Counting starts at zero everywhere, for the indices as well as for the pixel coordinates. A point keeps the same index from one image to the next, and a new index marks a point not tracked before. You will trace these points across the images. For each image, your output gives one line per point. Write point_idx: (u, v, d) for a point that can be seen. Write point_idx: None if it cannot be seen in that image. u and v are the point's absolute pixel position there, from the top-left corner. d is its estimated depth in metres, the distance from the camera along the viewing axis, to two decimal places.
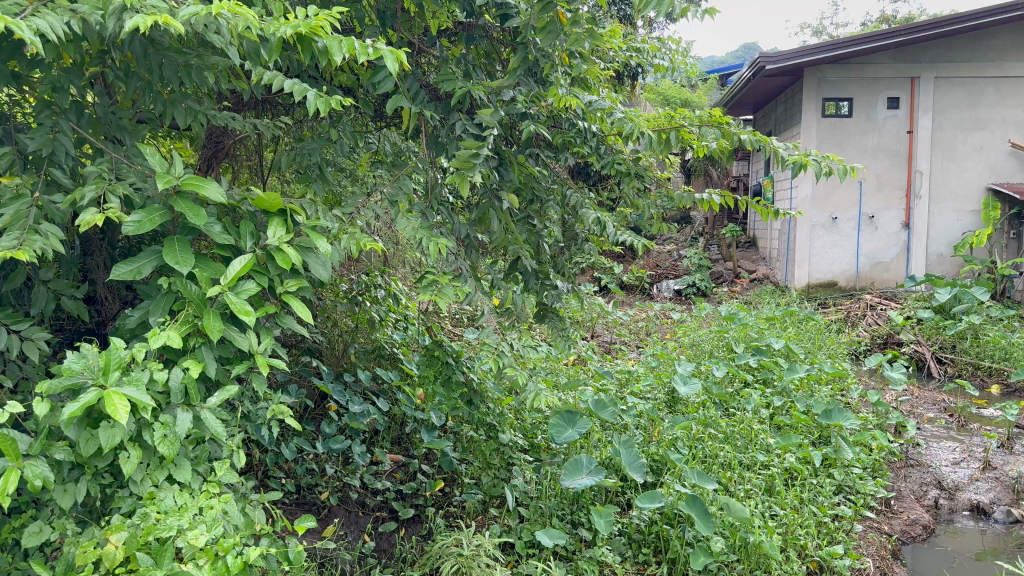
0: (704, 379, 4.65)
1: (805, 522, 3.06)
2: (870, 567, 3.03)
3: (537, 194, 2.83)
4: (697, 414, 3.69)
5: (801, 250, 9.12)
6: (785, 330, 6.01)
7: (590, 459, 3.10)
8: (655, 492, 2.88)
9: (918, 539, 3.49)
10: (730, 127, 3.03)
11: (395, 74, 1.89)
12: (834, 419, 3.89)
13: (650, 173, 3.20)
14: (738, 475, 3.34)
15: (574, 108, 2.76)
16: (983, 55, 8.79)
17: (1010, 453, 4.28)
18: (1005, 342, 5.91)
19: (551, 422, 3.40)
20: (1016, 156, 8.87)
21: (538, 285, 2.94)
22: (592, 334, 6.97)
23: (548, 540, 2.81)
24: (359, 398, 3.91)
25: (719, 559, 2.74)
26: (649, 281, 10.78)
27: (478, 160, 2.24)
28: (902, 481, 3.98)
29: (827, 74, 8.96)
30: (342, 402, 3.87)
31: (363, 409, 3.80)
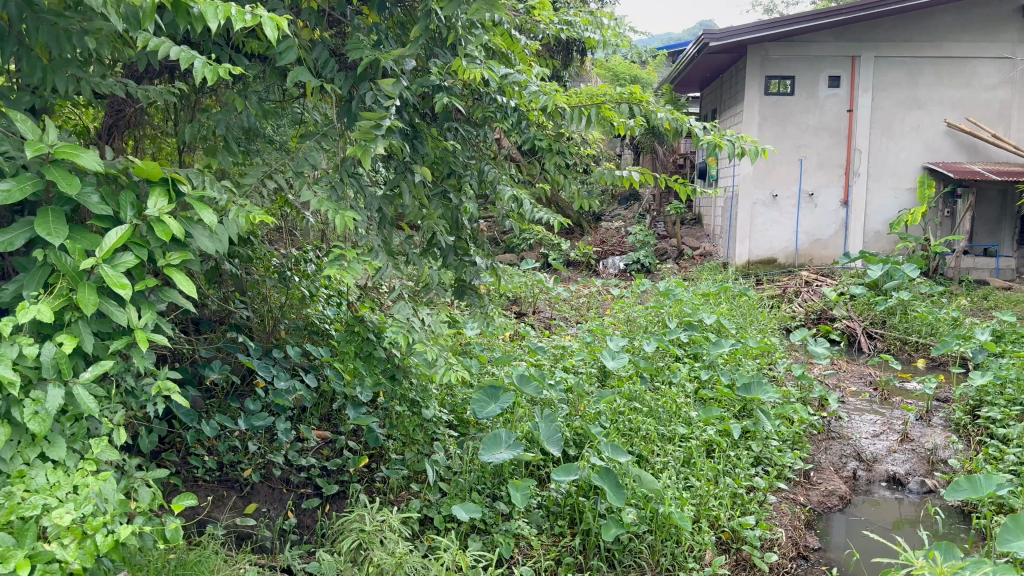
0: (635, 354, 4.72)
1: (718, 494, 3.13)
2: (782, 538, 3.11)
3: (453, 169, 2.81)
4: (623, 389, 3.74)
5: (742, 227, 9.25)
6: (718, 305, 6.12)
7: (510, 433, 3.09)
8: (570, 465, 2.89)
9: (833, 510, 3.59)
10: (650, 105, 3.04)
11: (278, 42, 1.83)
12: (753, 392, 3.98)
13: (571, 149, 3.21)
14: (658, 447, 3.42)
15: (489, 81, 2.72)
16: (923, 35, 8.92)
17: (928, 426, 4.39)
18: (931, 317, 6.07)
19: (474, 397, 3.39)
20: (951, 135, 9.07)
21: (457, 261, 2.92)
22: (533, 311, 7.03)
23: (464, 514, 2.82)
24: (285, 374, 3.86)
25: (631, 530, 2.79)
26: (596, 257, 10.86)
27: (380, 132, 2.24)
28: (822, 452, 4.08)
29: (770, 52, 9.05)
30: (268, 378, 3.82)
31: (288, 384, 3.76)
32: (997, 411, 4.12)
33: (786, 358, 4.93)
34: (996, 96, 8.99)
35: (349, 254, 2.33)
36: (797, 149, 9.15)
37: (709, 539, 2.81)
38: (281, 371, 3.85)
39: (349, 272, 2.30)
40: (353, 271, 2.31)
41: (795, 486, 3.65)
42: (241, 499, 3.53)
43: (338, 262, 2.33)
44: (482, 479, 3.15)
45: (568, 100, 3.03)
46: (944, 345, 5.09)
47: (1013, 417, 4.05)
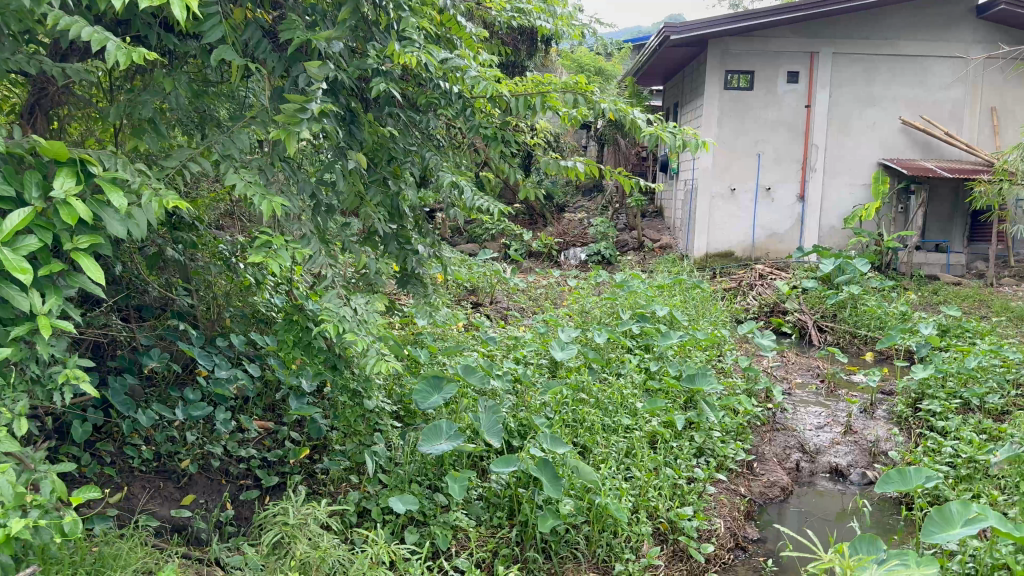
0: (585, 345, 4.72)
1: (657, 485, 3.13)
2: (720, 528, 3.13)
3: (393, 154, 2.74)
4: (570, 380, 3.74)
5: (700, 220, 9.35)
6: (672, 297, 6.16)
7: (450, 424, 3.04)
8: (510, 456, 2.86)
9: (774, 501, 3.63)
10: (593, 95, 3.04)
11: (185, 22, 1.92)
12: (697, 383, 3.97)
13: (518, 138, 3.19)
14: (602, 438, 3.43)
15: (428, 65, 2.63)
16: (879, 32, 9.02)
17: (871, 418, 4.45)
18: (880, 311, 6.17)
19: (416, 387, 3.32)
20: (906, 132, 9.20)
21: (398, 249, 2.89)
22: (490, 302, 7.02)
23: (401, 506, 2.78)
24: (226, 363, 3.78)
25: (567, 522, 2.78)
26: (557, 248, 10.87)
27: (306, 114, 2.18)
28: (766, 444, 4.11)
29: (730, 46, 9.11)
30: (209, 367, 3.74)
31: (230, 373, 3.66)
32: (937, 404, 4.19)
33: (735, 350, 4.98)
34: (950, 94, 9.13)
35: (276, 240, 2.24)
36: (756, 144, 9.25)
37: (646, 530, 2.81)
38: (223, 360, 3.77)
39: (275, 259, 2.22)
40: (281, 257, 2.23)
41: (738, 477, 3.67)
42: (177, 490, 3.45)
43: (265, 248, 2.26)
44: (422, 470, 3.11)
45: (511, 87, 3.05)
46: (889, 338, 5.17)
47: (951, 410, 4.12)
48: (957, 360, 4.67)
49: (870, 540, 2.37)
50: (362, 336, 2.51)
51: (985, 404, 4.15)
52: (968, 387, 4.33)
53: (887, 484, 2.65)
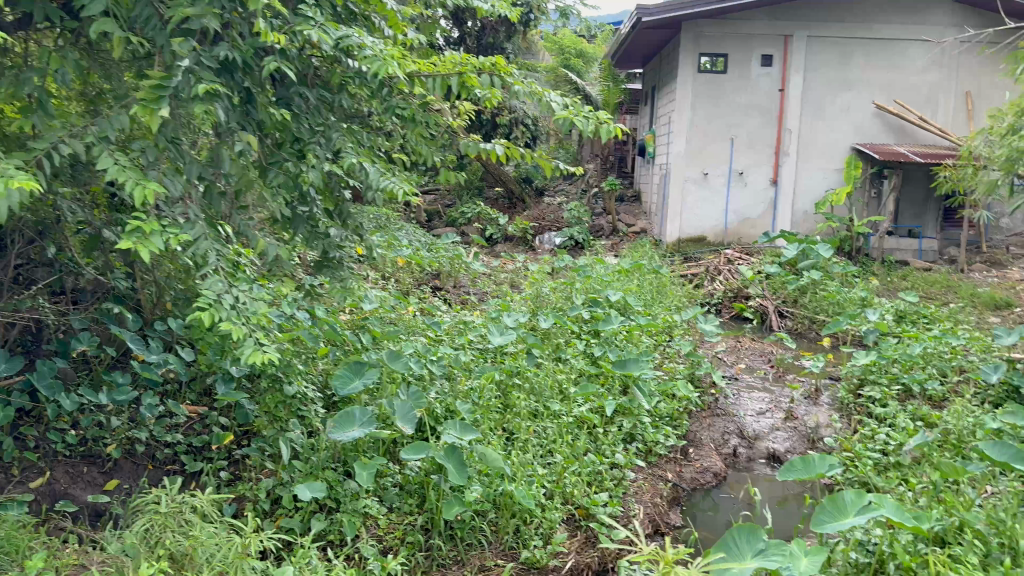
0: (531, 331, 4.69)
1: (572, 471, 3.09)
2: (638, 513, 3.09)
3: (297, 135, 2.67)
4: (502, 365, 3.71)
5: (672, 204, 9.33)
6: (628, 283, 6.14)
7: (364, 410, 2.97)
8: (420, 443, 2.78)
9: (705, 488, 3.60)
10: (509, 76, 3.01)
11: None
12: (628, 368, 3.93)
13: (437, 119, 3.13)
14: (528, 423, 3.39)
15: (326, 43, 2.55)
16: (855, 15, 8.92)
17: (814, 404, 4.41)
18: (838, 296, 6.14)
19: (337, 372, 3.23)
20: (881, 116, 9.12)
21: (307, 232, 2.84)
22: (453, 286, 7.03)
23: (307, 493, 2.74)
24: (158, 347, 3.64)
25: (473, 508, 2.75)
26: (532, 233, 10.82)
27: (163, 92, 2.20)
28: (705, 430, 4.10)
29: (704, 29, 9.02)
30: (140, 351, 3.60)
31: (160, 358, 3.54)
32: (878, 391, 4.13)
33: (682, 335, 4.97)
34: (924, 78, 9.04)
35: (149, 226, 2.20)
36: (729, 128, 9.21)
37: (555, 517, 2.79)
38: (156, 343, 3.63)
39: (147, 245, 2.18)
40: (153, 244, 2.19)
41: (668, 463, 3.64)
42: (100, 476, 3.38)
43: (138, 233, 2.21)
44: (337, 456, 3.07)
45: (428, 67, 3.01)
46: (836, 323, 5.13)
47: (891, 396, 4.07)
48: (902, 346, 4.62)
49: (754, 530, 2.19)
50: (253, 322, 2.46)
51: (926, 391, 4.09)
52: (911, 372, 4.28)
53: (790, 473, 2.58)
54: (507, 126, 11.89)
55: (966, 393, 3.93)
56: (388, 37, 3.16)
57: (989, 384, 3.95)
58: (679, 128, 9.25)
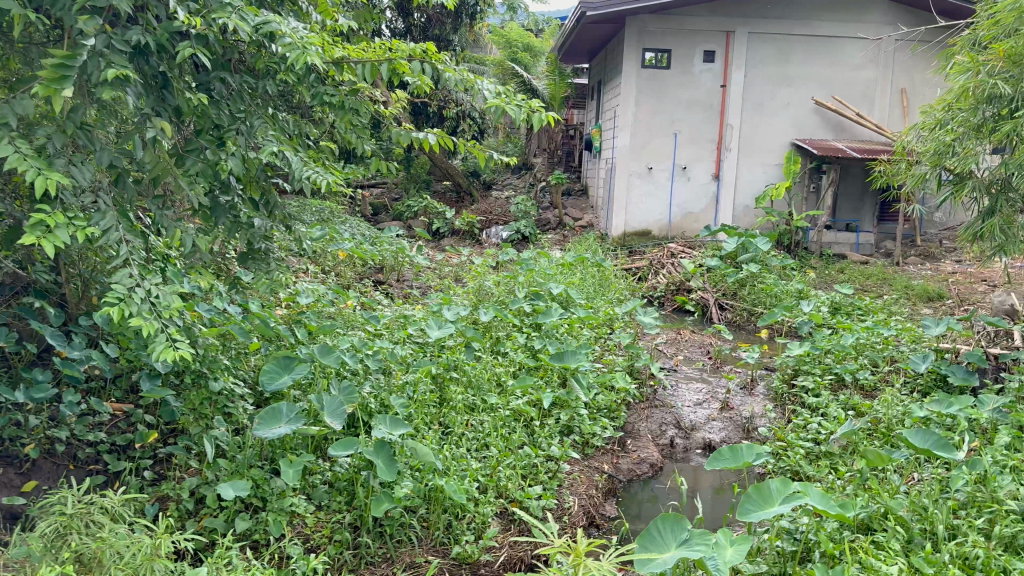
0: (471, 324, 4.66)
1: (506, 464, 3.04)
2: (572, 506, 3.07)
3: (217, 122, 2.59)
4: (437, 358, 3.66)
5: (617, 199, 9.42)
6: (571, 276, 6.15)
7: (291, 406, 2.89)
8: (348, 439, 2.71)
9: (642, 479, 3.60)
10: (440, 64, 2.96)
11: None
12: (566, 361, 3.89)
13: (367, 107, 3.07)
14: (465, 417, 3.35)
15: (245, 28, 2.47)
16: (794, 12, 9.07)
17: (750, 395, 4.47)
18: (775, 289, 6.25)
19: (265, 367, 3.15)
20: (820, 112, 9.31)
21: (230, 224, 2.77)
22: (396, 280, 6.96)
23: (230, 492, 2.65)
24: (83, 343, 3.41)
25: (402, 505, 2.68)
26: (479, 227, 10.81)
27: (67, 73, 2.10)
28: (642, 421, 4.13)
29: (648, 24, 9.08)
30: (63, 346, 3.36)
31: (82, 355, 3.30)
32: (811, 381, 4.20)
33: (621, 327, 4.99)
34: (861, 75, 9.24)
35: (53, 219, 2.12)
36: (672, 123, 9.31)
37: (487, 512, 2.73)
38: (79, 337, 3.40)
39: (50, 239, 2.10)
40: (57, 237, 2.11)
41: (604, 455, 3.64)
42: (18, 476, 3.25)
43: (41, 226, 2.13)
44: (264, 453, 3.00)
45: (356, 54, 2.93)
46: (770, 315, 5.21)
47: (823, 386, 4.13)
48: (835, 336, 4.70)
49: (679, 522, 2.11)
50: (167, 316, 2.38)
51: (857, 380, 4.16)
52: (843, 362, 4.36)
53: (718, 462, 2.58)
54: (454, 119, 11.83)
55: (895, 382, 4.01)
56: (316, 23, 3.08)
57: (918, 373, 4.00)
58: (624, 123, 9.32)
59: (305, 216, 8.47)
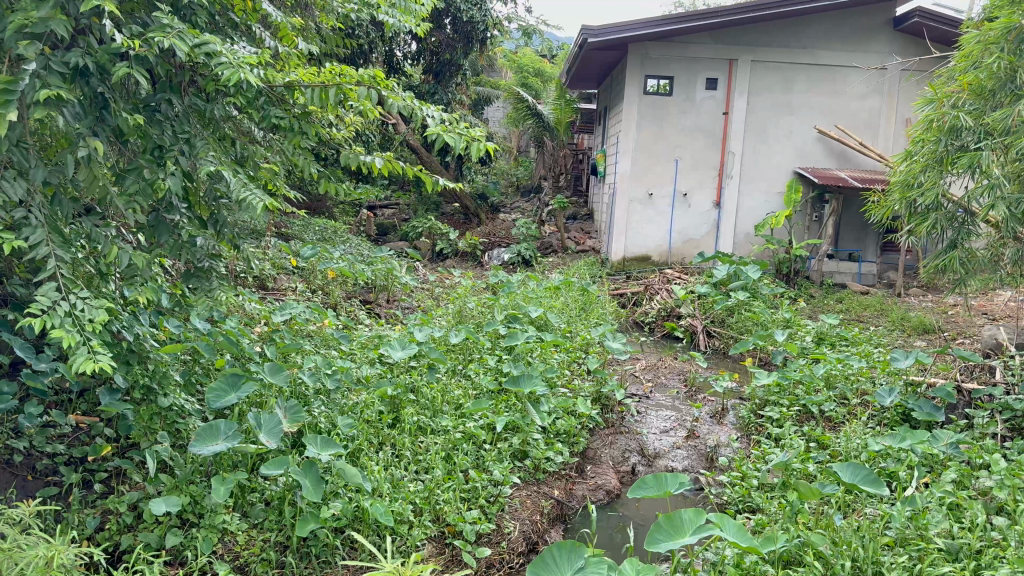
0: (441, 345, 4.67)
1: (445, 487, 3.03)
2: (512, 531, 3.04)
3: (158, 143, 2.68)
4: (393, 381, 3.68)
5: (618, 223, 9.46)
6: (556, 299, 6.17)
7: (229, 424, 2.91)
8: (279, 458, 2.71)
9: (595, 505, 3.56)
10: (385, 87, 2.99)
11: None
12: (522, 385, 3.90)
13: (317, 130, 3.11)
14: (413, 439, 3.35)
15: (185, 52, 2.53)
16: (798, 41, 9.06)
17: (717, 424, 4.42)
18: (761, 317, 6.20)
19: (213, 384, 3.16)
20: (823, 141, 9.28)
21: (173, 243, 2.82)
22: (386, 300, 7.04)
23: (161, 507, 2.67)
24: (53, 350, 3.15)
25: (329, 526, 2.65)
26: (482, 248, 10.87)
27: (8, 94, 2.13)
28: (605, 447, 4.11)
29: (650, 51, 9.13)
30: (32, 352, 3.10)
31: (51, 366, 3.05)
32: (776, 411, 4.14)
33: (593, 352, 4.98)
34: (866, 104, 9.19)
35: None
36: (674, 149, 9.35)
37: (418, 535, 2.70)
38: (49, 346, 3.14)
39: None
40: None
41: (557, 480, 3.61)
42: None
43: None
44: (202, 471, 3.03)
45: (308, 78, 2.98)
46: (744, 343, 5.17)
47: (788, 417, 4.08)
48: (808, 366, 4.64)
49: (574, 546, 2.09)
50: (92, 329, 2.41)
51: (823, 412, 4.10)
52: (811, 392, 4.31)
53: (640, 490, 2.55)
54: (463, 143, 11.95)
55: (860, 415, 3.94)
56: (271, 47, 3.15)
57: (884, 406, 3.92)
58: (625, 148, 9.37)
59: (306, 235, 8.59)
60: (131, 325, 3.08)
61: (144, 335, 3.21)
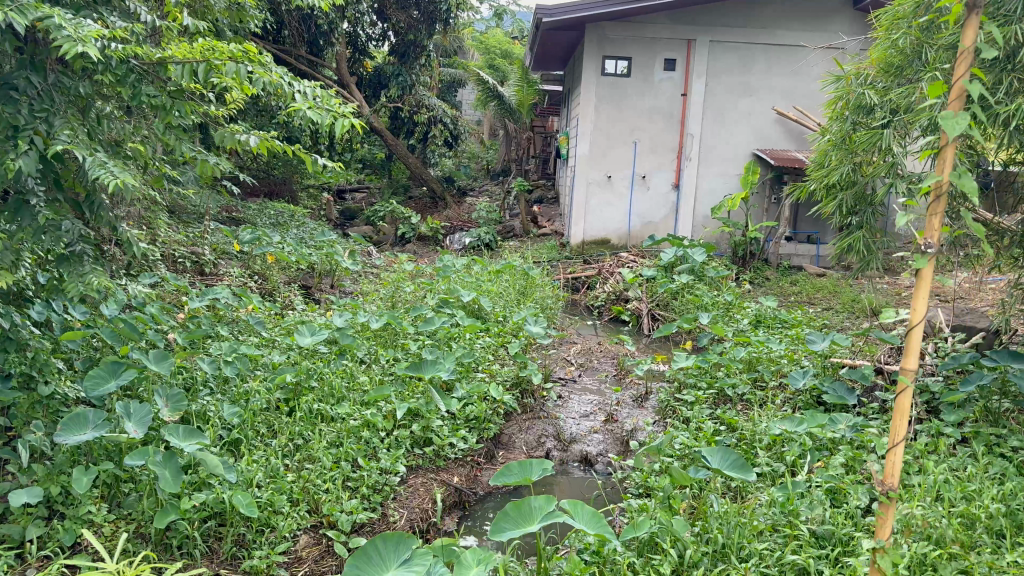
0: (360, 330, 4.59)
1: (328, 476, 2.95)
2: (398, 520, 2.95)
3: (12, 121, 2.52)
4: (293, 368, 3.60)
5: (577, 207, 9.40)
6: (496, 283, 6.10)
7: (98, 412, 2.82)
8: (141, 449, 2.61)
9: (499, 491, 3.48)
10: (258, 63, 2.88)
11: None
12: (425, 370, 3.80)
13: (193, 109, 2.99)
14: (302, 426, 3.26)
15: (28, 26, 2.40)
16: (756, 21, 8.94)
17: (638, 407, 4.37)
18: (703, 300, 6.15)
19: (91, 372, 3.06)
20: (781, 122, 9.21)
21: (37, 227, 2.71)
22: (330, 285, 6.96)
23: (22, 498, 2.51)
24: None
25: (191, 517, 2.58)
26: (444, 232, 10.78)
27: None
28: (521, 433, 4.03)
29: (607, 32, 8.99)
30: None
31: None
32: (692, 394, 4.09)
33: (520, 338, 4.91)
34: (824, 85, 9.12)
35: None
36: (632, 132, 9.27)
37: (285, 526, 2.63)
38: None
39: None
40: None
41: (460, 467, 3.52)
42: None
43: None
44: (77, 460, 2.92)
45: (181, 54, 2.87)
46: (671, 326, 5.11)
47: (703, 401, 4.02)
48: (733, 349, 4.58)
49: (403, 540, 2.03)
50: None
51: (740, 395, 4.05)
52: (731, 376, 4.25)
53: (504, 477, 2.48)
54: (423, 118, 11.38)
55: (774, 399, 3.89)
56: (148, 23, 3.02)
57: (798, 389, 3.87)
58: (584, 131, 9.29)
59: (258, 220, 8.48)
60: (7, 312, 2.97)
61: (25, 323, 3.09)
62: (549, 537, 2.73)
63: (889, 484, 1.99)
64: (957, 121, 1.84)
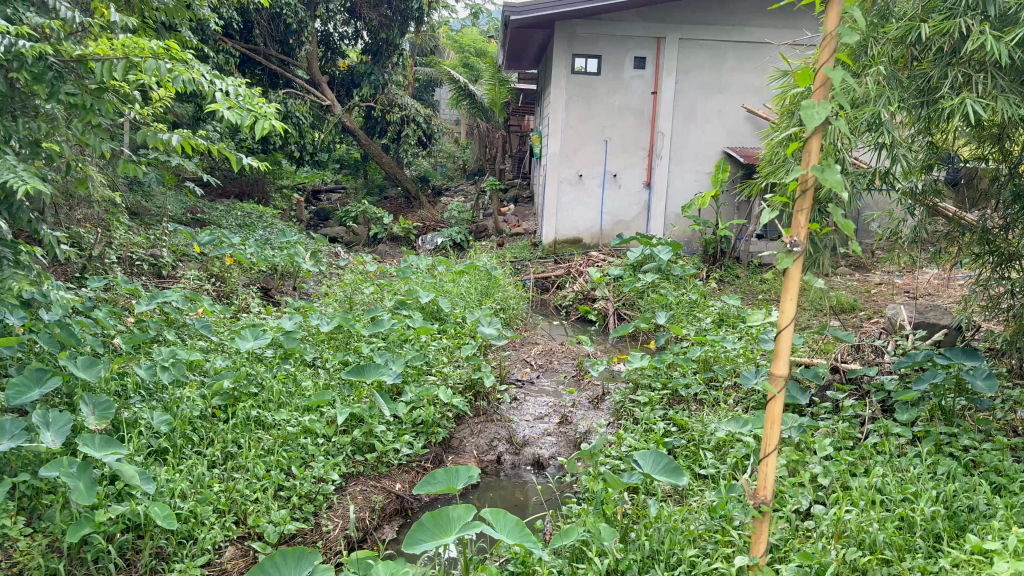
0: (311, 333, 4.49)
1: (258, 485, 2.87)
2: (332, 530, 2.87)
3: None
4: (232, 374, 3.51)
5: (549, 206, 9.35)
6: (458, 284, 6.02)
7: (15, 421, 2.66)
8: (55, 460, 2.50)
9: (443, 498, 3.40)
10: (180, 60, 2.78)
11: None
12: (368, 374, 3.71)
13: (115, 107, 2.88)
14: (236, 434, 3.17)
15: None
16: (725, 18, 8.89)
17: (593, 409, 4.31)
18: (667, 300, 6.10)
19: (14, 380, 2.94)
20: (751, 120, 9.17)
21: None
22: (292, 287, 6.86)
23: None
24: None
25: (106, 530, 2.48)
26: (416, 233, 10.69)
27: None
28: (473, 436, 3.94)
29: (577, 29, 8.92)
30: None
31: None
32: (645, 396, 4.03)
33: (476, 339, 4.83)
34: None
35: None
36: (603, 130, 9.21)
37: (206, 539, 2.56)
38: None
39: None
40: None
41: (404, 473, 3.44)
42: None
43: None
44: None
45: (101, 51, 2.77)
46: (628, 326, 5.05)
47: (657, 402, 3.96)
48: (690, 349, 4.52)
49: (297, 557, 2.06)
50: None
51: (694, 396, 3.99)
52: (686, 376, 4.19)
53: (428, 485, 2.41)
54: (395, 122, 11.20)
55: (727, 400, 3.83)
56: (69, 19, 2.91)
57: (751, 389, 3.81)
58: (554, 129, 9.22)
59: (224, 222, 8.36)
60: None
61: None
62: (482, 546, 2.66)
63: (762, 496, 1.98)
64: (816, 111, 1.92)
